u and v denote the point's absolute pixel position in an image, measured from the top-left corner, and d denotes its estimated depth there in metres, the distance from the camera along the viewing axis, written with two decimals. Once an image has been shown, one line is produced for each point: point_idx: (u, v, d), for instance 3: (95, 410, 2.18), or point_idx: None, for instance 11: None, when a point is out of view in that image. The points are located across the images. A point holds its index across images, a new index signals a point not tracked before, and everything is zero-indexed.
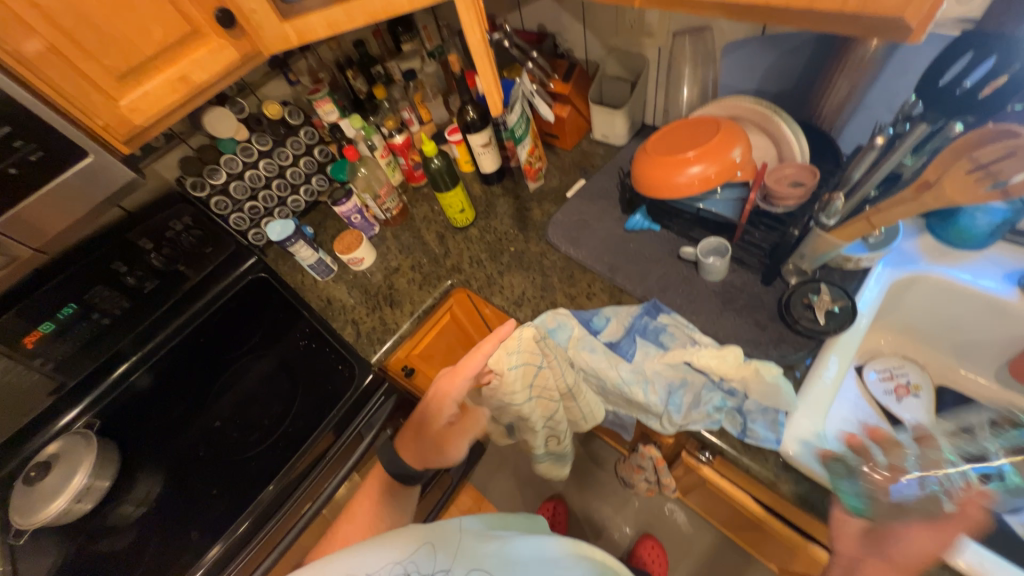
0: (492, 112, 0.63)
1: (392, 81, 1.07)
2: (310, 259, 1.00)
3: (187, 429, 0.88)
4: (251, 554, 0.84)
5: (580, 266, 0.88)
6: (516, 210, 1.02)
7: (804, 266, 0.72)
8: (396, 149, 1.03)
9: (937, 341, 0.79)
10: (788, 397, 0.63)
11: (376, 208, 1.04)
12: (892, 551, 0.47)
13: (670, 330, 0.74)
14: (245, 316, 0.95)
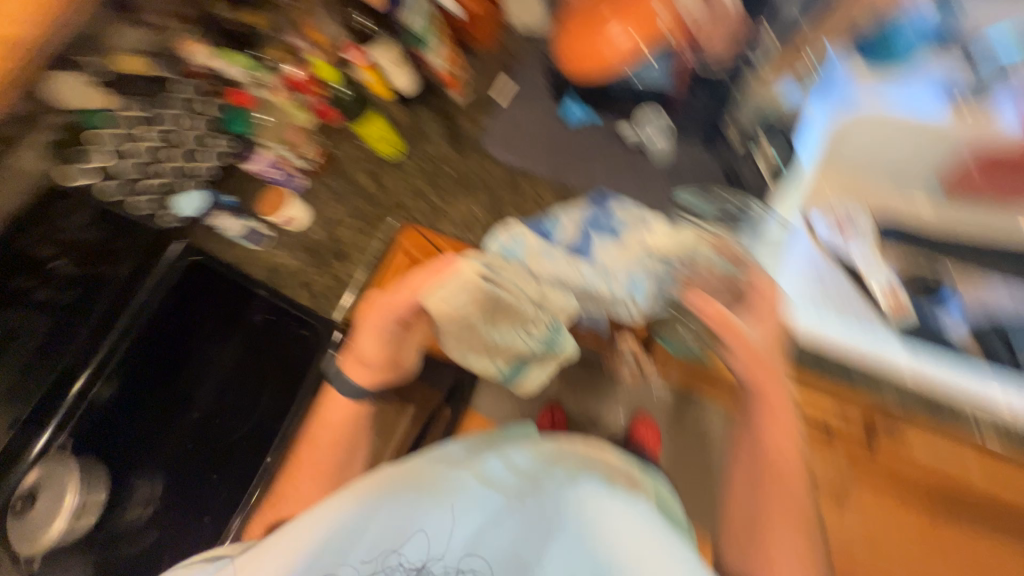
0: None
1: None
2: (238, 229, 0.92)
3: (171, 426, 0.91)
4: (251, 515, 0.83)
5: (523, 173, 0.89)
6: (445, 127, 0.94)
7: (746, 128, 0.81)
8: (296, 86, 0.87)
9: (869, 173, 0.80)
10: (740, 250, 0.71)
11: (295, 160, 0.94)
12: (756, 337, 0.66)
13: (624, 218, 0.72)
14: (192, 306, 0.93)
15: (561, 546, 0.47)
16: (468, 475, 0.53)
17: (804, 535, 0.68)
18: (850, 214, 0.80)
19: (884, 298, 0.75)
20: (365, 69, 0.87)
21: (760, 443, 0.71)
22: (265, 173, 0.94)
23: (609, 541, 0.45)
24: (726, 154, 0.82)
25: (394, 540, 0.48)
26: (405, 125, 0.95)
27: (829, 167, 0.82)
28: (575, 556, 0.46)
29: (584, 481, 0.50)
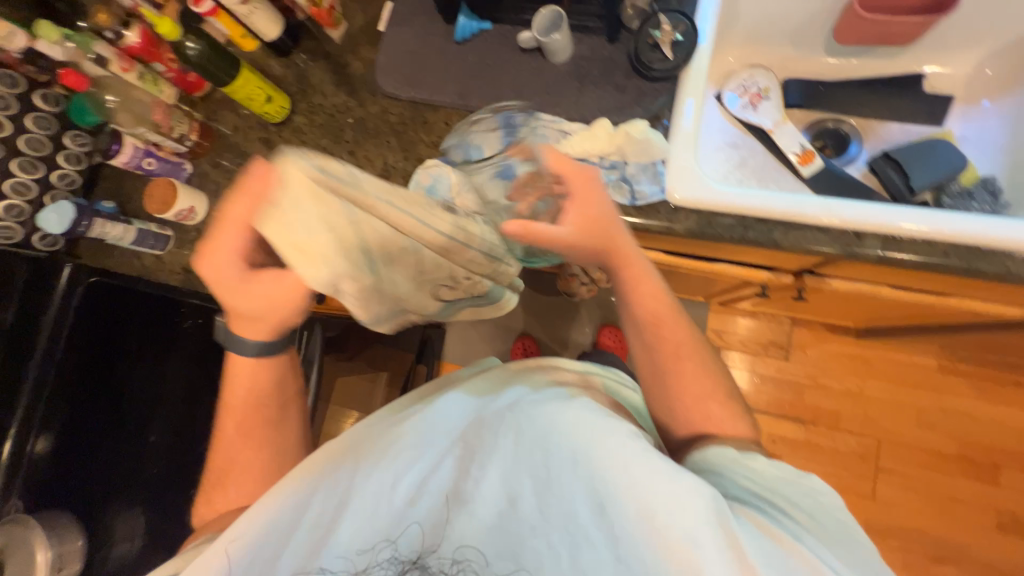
0: None
1: None
2: (127, 235, 0.80)
3: (139, 460, 0.81)
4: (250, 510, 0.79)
5: (427, 105, 0.77)
6: (332, 71, 0.83)
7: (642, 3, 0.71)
8: (137, 53, 0.75)
9: (772, 37, 0.80)
10: (659, 144, 0.66)
11: (170, 142, 0.81)
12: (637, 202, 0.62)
13: (539, 131, 0.69)
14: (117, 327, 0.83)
15: (501, 454, 0.54)
16: (410, 423, 0.60)
17: (709, 375, 0.64)
18: (758, 85, 0.79)
19: (800, 160, 0.77)
20: (216, 16, 0.75)
21: (639, 327, 0.65)
22: (138, 167, 0.82)
23: (541, 437, 0.53)
24: (629, 41, 0.71)
25: (355, 496, 0.54)
26: (287, 79, 0.84)
27: (732, 40, 0.81)
28: (513, 459, 0.53)
29: (521, 397, 0.58)
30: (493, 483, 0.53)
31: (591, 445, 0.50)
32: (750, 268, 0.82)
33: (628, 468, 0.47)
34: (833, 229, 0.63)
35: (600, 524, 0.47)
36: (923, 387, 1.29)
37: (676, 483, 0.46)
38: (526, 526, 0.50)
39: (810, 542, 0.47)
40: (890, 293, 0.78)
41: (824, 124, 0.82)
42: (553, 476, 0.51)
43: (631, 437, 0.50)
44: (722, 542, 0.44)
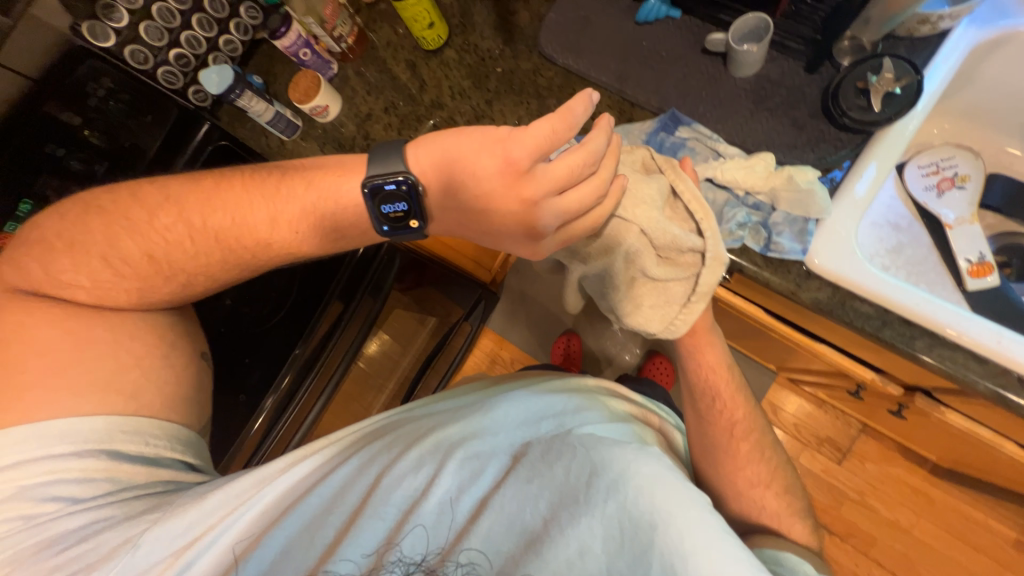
0: None
1: None
2: (266, 113, 0.83)
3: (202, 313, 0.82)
4: (301, 404, 0.83)
5: (581, 80, 0.73)
6: (498, 15, 0.81)
7: (865, 37, 0.60)
8: None
9: (998, 122, 0.68)
10: (821, 201, 0.58)
11: (328, 39, 0.84)
12: None
13: (689, 146, 0.64)
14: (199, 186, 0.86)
15: (568, 501, 0.51)
16: (471, 425, 0.60)
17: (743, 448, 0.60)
18: (955, 170, 0.68)
19: (970, 271, 0.66)
20: None
21: (696, 395, 0.63)
22: (295, 55, 0.84)
23: (613, 491, 0.50)
24: (830, 78, 0.62)
25: (423, 503, 0.53)
26: (452, 10, 0.83)
27: (946, 109, 0.70)
28: (583, 509, 0.50)
29: (586, 429, 0.58)
30: (567, 528, 0.49)
31: (670, 518, 0.47)
32: (855, 362, 0.73)
33: (708, 551, 0.45)
34: (993, 364, 0.54)
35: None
36: (981, 553, 1.13)
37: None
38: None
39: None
40: (1013, 449, 0.67)
41: (1018, 239, 0.70)
42: (627, 537, 0.48)
43: (707, 511, 0.48)
44: None
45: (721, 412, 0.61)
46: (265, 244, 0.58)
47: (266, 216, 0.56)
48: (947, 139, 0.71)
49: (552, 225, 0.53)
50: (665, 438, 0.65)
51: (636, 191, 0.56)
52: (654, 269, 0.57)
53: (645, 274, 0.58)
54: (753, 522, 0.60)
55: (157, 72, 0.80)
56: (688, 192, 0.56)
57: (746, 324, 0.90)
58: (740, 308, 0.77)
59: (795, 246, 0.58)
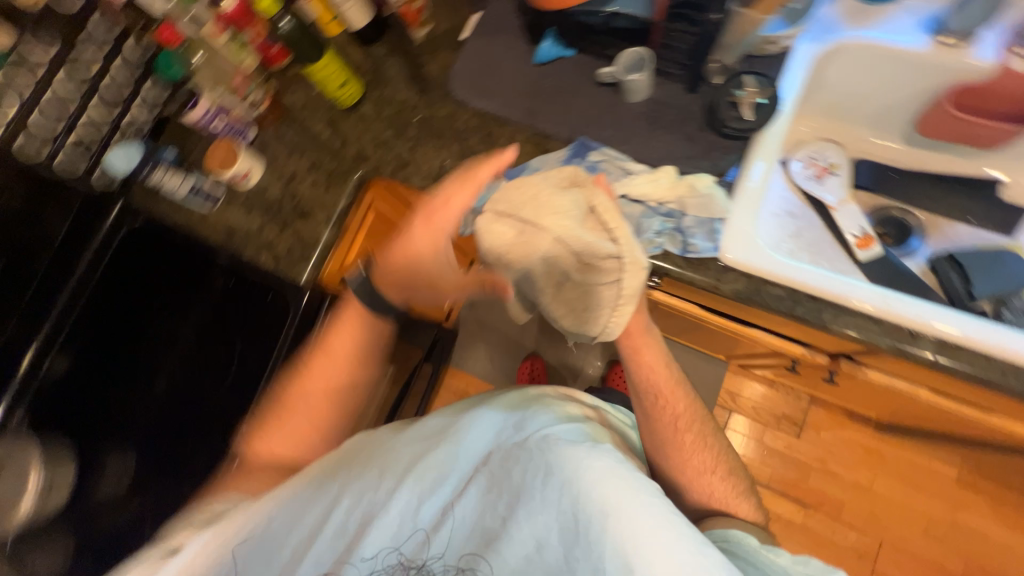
0: None
1: None
2: (181, 186, 0.83)
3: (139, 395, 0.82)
4: None
5: (496, 119, 0.78)
6: (409, 68, 0.85)
7: (728, 60, 0.69)
8: (233, 19, 0.76)
9: (852, 117, 0.79)
10: (721, 203, 0.65)
11: (240, 106, 0.84)
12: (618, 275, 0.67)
13: (602, 168, 0.69)
14: (126, 267, 0.85)
15: (524, 501, 0.54)
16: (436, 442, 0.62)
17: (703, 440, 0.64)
18: (827, 159, 0.78)
19: (858, 243, 0.76)
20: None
21: (642, 396, 0.65)
22: (206, 126, 0.83)
23: (566, 488, 0.52)
24: (709, 95, 0.70)
25: (386, 514, 0.57)
26: (363, 67, 0.87)
27: (809, 111, 0.80)
28: (539, 508, 0.53)
29: (547, 433, 0.58)
30: (523, 525, 0.52)
31: (621, 508, 0.49)
32: (783, 340, 0.80)
33: (657, 532, 0.47)
34: (888, 322, 0.60)
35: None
36: (934, 496, 1.22)
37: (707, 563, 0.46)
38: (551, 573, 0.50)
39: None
40: (927, 396, 0.75)
41: (890, 211, 0.80)
42: (579, 529, 0.50)
43: (656, 496, 0.50)
44: None
45: (668, 412, 0.64)
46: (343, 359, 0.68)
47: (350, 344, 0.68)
48: (816, 135, 0.82)
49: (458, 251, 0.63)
50: (619, 435, 0.67)
51: (554, 200, 0.56)
52: (577, 274, 0.58)
53: (570, 279, 0.59)
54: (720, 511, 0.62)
55: (56, 158, 0.76)
56: (603, 207, 0.58)
57: (688, 321, 0.96)
58: (678, 307, 0.82)
59: (708, 244, 0.64)
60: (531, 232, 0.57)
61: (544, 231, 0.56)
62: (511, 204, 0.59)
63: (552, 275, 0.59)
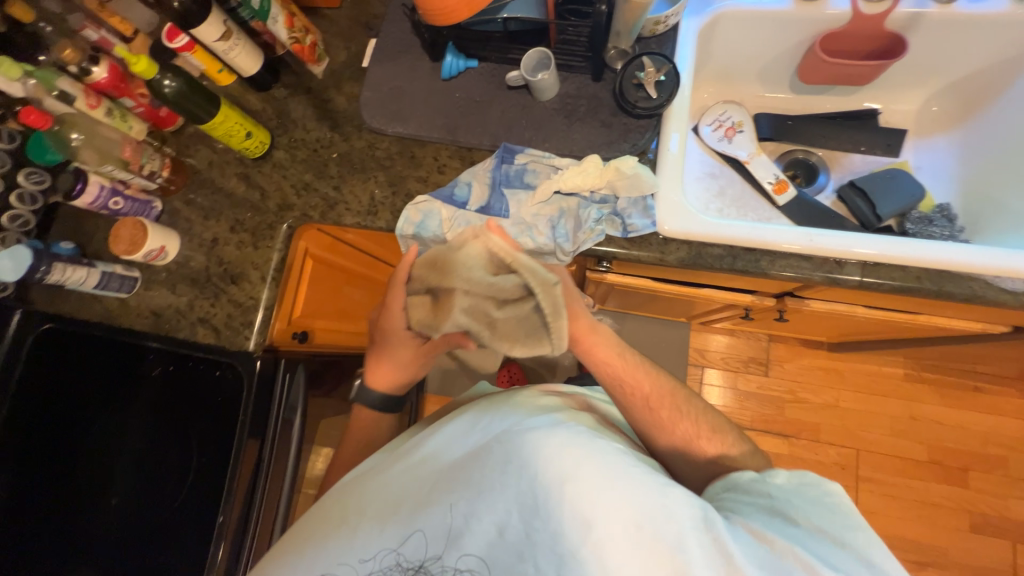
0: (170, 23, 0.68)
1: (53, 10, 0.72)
2: (89, 278, 0.75)
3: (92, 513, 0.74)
4: (253, 553, 0.75)
5: (416, 141, 0.77)
6: (315, 106, 0.83)
7: (623, 44, 0.72)
8: (106, 88, 0.72)
9: (744, 77, 0.85)
10: (649, 178, 0.67)
11: (138, 179, 0.77)
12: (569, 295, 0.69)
13: (531, 170, 0.71)
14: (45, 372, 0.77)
15: (489, 489, 0.54)
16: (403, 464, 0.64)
17: (689, 415, 0.67)
18: (732, 119, 0.84)
19: (776, 190, 0.81)
20: (192, 52, 0.72)
21: (612, 391, 0.69)
22: (103, 208, 0.75)
23: (526, 467, 0.54)
24: (614, 81, 0.73)
25: (357, 540, 0.58)
26: (266, 113, 0.83)
27: (706, 78, 0.86)
28: (504, 494, 0.53)
29: (510, 427, 0.59)
30: (485, 516, 0.53)
31: (580, 475, 0.51)
32: (732, 292, 0.85)
33: (614, 486, 0.51)
34: (817, 258, 0.65)
35: (591, 547, 0.48)
36: (891, 396, 1.35)
37: (663, 504, 0.50)
38: (520, 555, 0.51)
39: (841, 555, 0.49)
40: (864, 312, 0.82)
41: (795, 155, 0.87)
42: (544, 504, 0.51)
43: (617, 456, 0.54)
44: (707, 548, 0.48)
45: (634, 393, 0.67)
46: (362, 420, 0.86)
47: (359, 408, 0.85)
48: (717, 98, 0.88)
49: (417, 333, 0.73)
50: (603, 415, 0.72)
51: (455, 258, 0.59)
52: (496, 312, 0.58)
53: (495, 317, 0.58)
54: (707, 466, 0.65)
55: None
56: (500, 245, 0.58)
57: (645, 295, 1.00)
58: (632, 284, 0.85)
59: (646, 220, 0.67)
60: (443, 296, 0.60)
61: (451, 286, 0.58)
62: (428, 276, 0.62)
63: (478, 318, 0.58)
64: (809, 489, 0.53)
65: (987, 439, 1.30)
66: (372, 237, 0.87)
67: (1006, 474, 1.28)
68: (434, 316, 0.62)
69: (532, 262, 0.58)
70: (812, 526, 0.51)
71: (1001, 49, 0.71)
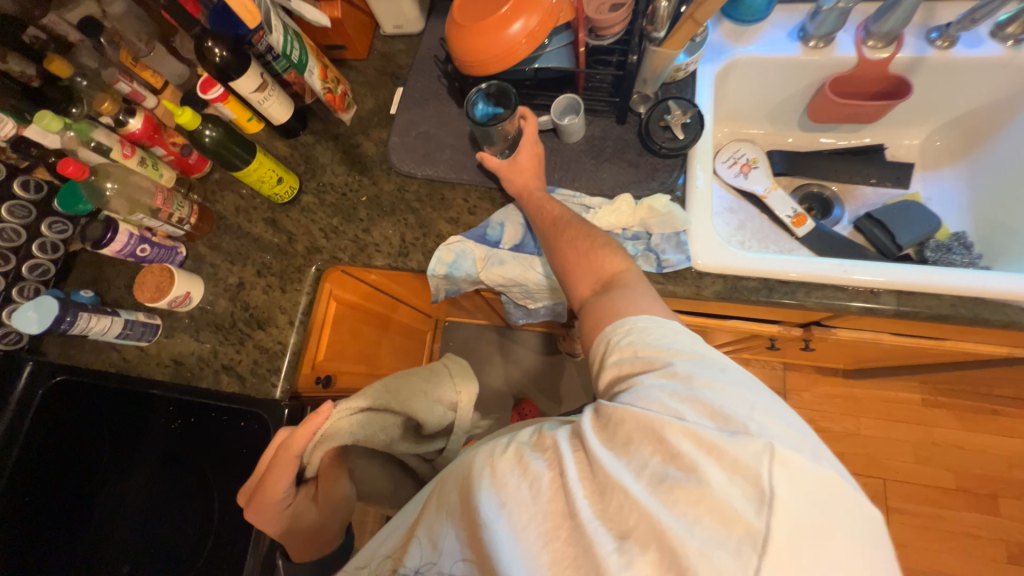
0: (205, 86, 0.67)
1: (90, 63, 0.73)
2: (113, 328, 0.73)
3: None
4: None
5: (445, 182, 0.79)
6: (342, 151, 0.84)
7: (648, 90, 0.76)
8: (139, 138, 0.73)
9: (755, 117, 0.89)
10: (681, 216, 0.68)
11: (166, 226, 0.77)
12: (519, 157, 0.70)
13: None
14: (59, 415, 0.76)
15: (424, 510, 0.50)
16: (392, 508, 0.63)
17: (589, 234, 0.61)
18: (746, 156, 0.87)
19: (794, 222, 0.84)
20: (224, 101, 0.72)
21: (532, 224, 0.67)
22: (130, 254, 0.74)
23: (446, 476, 0.49)
24: (637, 123, 0.76)
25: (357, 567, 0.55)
26: (294, 159, 0.85)
27: (718, 118, 0.90)
28: (435, 507, 0.48)
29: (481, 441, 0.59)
30: (426, 537, 0.47)
31: (477, 458, 0.45)
32: (759, 323, 0.85)
33: (506, 452, 0.44)
34: (853, 288, 0.66)
35: (495, 521, 0.39)
36: (911, 422, 1.33)
37: (552, 448, 0.43)
38: (452, 565, 0.43)
39: (670, 384, 0.42)
40: (891, 339, 0.82)
41: (810, 188, 0.91)
42: (459, 506, 0.44)
43: (523, 430, 0.47)
44: (580, 467, 0.40)
45: (542, 211, 0.66)
46: (309, 542, 0.65)
47: (299, 542, 0.64)
48: (730, 137, 0.92)
49: (312, 468, 0.64)
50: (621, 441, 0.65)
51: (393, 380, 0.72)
52: (433, 411, 0.74)
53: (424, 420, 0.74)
54: (596, 267, 0.58)
55: None
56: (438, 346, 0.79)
57: None
58: None
59: (681, 254, 0.68)
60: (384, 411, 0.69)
61: (400, 392, 0.71)
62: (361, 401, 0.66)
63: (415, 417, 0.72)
64: (647, 328, 0.48)
65: (1013, 464, 1.28)
66: (396, 277, 0.87)
67: None
68: (372, 433, 0.67)
69: (454, 363, 0.81)
70: (642, 367, 0.45)
71: (996, 90, 0.77)
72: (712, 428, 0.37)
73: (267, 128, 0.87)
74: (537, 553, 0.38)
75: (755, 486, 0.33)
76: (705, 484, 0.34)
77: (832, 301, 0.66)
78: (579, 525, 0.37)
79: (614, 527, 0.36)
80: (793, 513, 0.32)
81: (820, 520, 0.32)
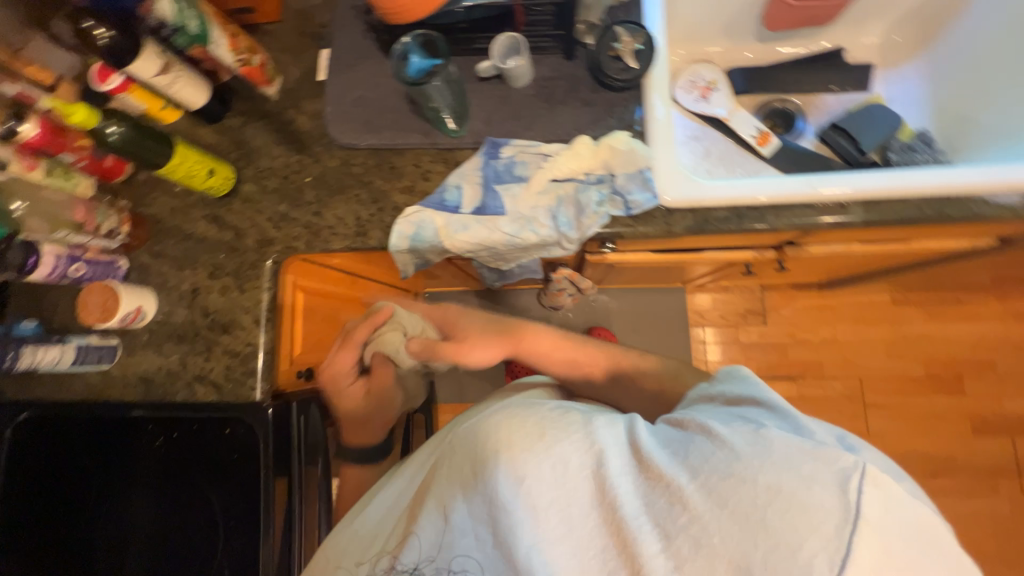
0: (97, 80, 0.61)
1: None
2: (65, 357, 0.68)
3: None
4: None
5: (391, 150, 0.73)
6: (275, 130, 0.77)
7: (593, 17, 0.70)
8: (40, 146, 0.62)
9: (710, 33, 0.84)
10: (642, 153, 0.66)
11: (97, 240, 0.71)
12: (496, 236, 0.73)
13: (521, 162, 0.68)
14: (32, 451, 0.72)
15: (432, 482, 0.54)
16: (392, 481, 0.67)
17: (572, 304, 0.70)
18: (704, 78, 0.83)
19: (759, 142, 0.81)
20: (128, 92, 0.63)
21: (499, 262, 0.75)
22: (63, 276, 0.67)
23: (460, 450, 0.52)
24: (587, 57, 0.71)
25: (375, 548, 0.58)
26: (223, 146, 0.77)
27: (673, 40, 0.85)
28: (446, 477, 0.52)
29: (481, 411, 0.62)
30: (438, 506, 0.51)
31: (503, 437, 0.49)
32: (733, 250, 0.84)
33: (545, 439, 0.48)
34: (823, 203, 0.65)
35: (521, 499, 0.45)
36: (883, 321, 1.40)
37: (596, 440, 0.47)
38: (467, 531, 0.48)
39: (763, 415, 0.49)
40: (860, 248, 0.83)
41: (772, 104, 0.87)
42: (472, 482, 0.48)
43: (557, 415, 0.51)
44: (643, 469, 0.45)
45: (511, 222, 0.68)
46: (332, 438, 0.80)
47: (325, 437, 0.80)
48: (689, 59, 0.87)
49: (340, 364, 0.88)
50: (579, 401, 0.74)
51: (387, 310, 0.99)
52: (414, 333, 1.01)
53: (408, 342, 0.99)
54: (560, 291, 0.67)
55: None
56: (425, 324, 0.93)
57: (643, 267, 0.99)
58: (634, 260, 0.84)
59: (646, 191, 0.66)
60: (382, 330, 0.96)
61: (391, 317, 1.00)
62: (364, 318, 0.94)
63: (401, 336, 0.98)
64: (739, 376, 0.55)
65: (975, 345, 1.37)
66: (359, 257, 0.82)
67: (996, 375, 1.35)
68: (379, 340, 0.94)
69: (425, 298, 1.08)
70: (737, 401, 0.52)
71: None
72: (801, 440, 0.42)
73: (186, 115, 0.78)
74: (565, 535, 0.44)
75: (842, 502, 0.38)
76: (780, 487, 0.39)
77: (804, 218, 0.65)
78: (623, 519, 0.43)
79: (657, 521, 0.42)
80: (875, 532, 0.37)
81: (899, 547, 0.37)
